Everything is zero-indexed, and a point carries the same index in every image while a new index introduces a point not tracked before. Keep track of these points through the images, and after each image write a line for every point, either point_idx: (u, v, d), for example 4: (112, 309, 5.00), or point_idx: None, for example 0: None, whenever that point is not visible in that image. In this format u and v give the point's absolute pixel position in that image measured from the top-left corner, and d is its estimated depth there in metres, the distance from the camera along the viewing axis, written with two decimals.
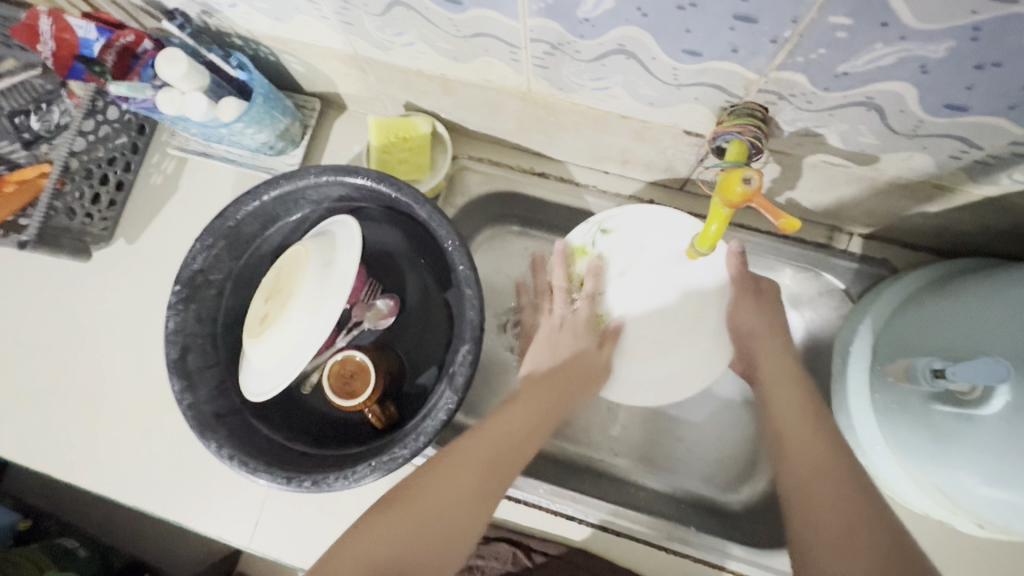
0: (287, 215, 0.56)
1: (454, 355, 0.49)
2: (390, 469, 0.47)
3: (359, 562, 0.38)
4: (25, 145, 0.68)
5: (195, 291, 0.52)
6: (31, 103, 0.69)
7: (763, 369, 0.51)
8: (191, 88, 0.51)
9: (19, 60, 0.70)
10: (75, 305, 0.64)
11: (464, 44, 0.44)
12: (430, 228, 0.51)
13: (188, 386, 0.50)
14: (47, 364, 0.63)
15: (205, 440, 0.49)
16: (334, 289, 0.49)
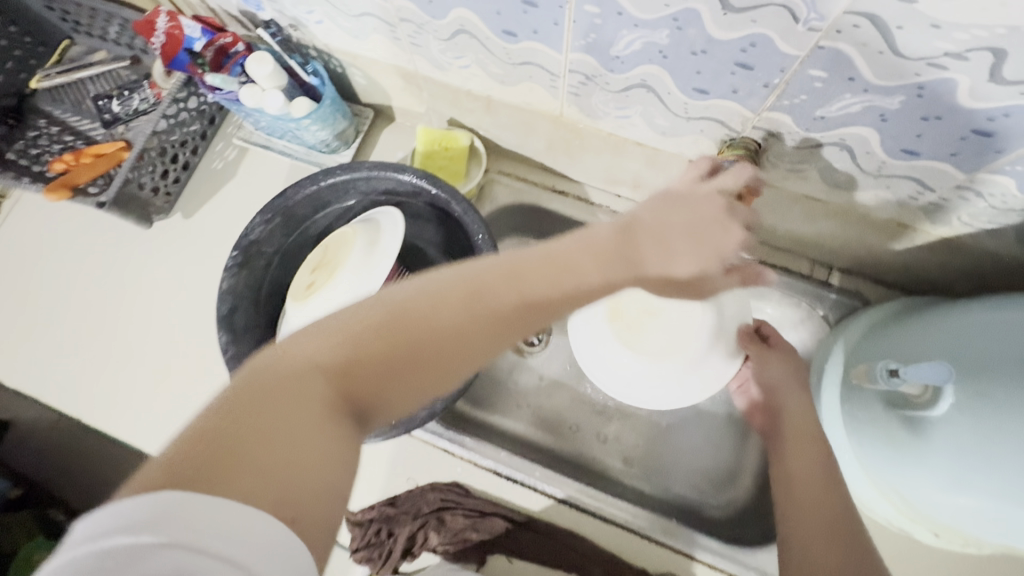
0: (338, 202, 0.63)
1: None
2: (409, 428, 0.52)
3: (436, 326, 0.34)
4: (104, 124, 0.77)
5: (251, 259, 0.59)
6: (115, 89, 0.78)
7: (790, 424, 0.55)
8: (271, 87, 0.60)
9: (111, 53, 0.80)
10: (128, 267, 0.70)
11: (513, 69, 0.53)
12: (464, 223, 0.59)
13: (234, 341, 0.56)
14: (94, 316, 0.69)
15: None
16: (378, 266, 0.55)
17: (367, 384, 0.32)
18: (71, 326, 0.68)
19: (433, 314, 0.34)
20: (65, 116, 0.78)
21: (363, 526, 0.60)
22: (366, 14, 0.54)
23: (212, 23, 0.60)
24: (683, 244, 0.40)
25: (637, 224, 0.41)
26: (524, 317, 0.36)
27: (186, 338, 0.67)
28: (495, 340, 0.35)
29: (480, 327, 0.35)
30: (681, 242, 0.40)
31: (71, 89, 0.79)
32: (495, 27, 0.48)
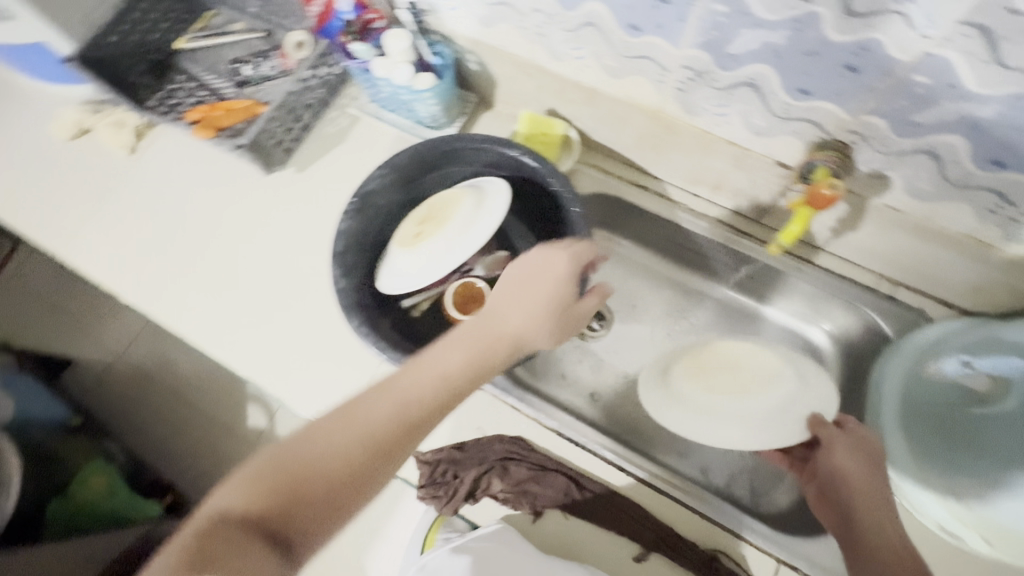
0: (443, 169, 0.70)
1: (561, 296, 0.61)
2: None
3: (334, 444, 0.39)
4: (236, 84, 0.86)
5: (365, 206, 0.66)
6: (248, 55, 0.88)
7: (859, 508, 0.51)
8: (403, 61, 0.68)
9: (247, 25, 0.90)
10: (243, 210, 0.78)
11: (626, 62, 0.59)
12: (559, 198, 0.64)
13: (344, 274, 0.62)
14: (210, 250, 0.77)
15: (348, 316, 0.60)
16: (482, 220, 0.61)
17: (314, 480, 0.38)
18: (190, 255, 0.77)
19: (328, 441, 0.39)
20: (202, 75, 0.88)
21: (432, 464, 0.64)
22: (501, 4, 0.61)
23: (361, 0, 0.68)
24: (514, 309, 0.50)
25: (502, 313, 0.50)
26: (424, 396, 0.43)
27: (288, 277, 0.74)
28: (399, 438, 0.41)
29: (377, 444, 0.40)
30: (505, 310, 0.51)
31: (210, 52, 0.89)
32: (622, 21, 0.54)
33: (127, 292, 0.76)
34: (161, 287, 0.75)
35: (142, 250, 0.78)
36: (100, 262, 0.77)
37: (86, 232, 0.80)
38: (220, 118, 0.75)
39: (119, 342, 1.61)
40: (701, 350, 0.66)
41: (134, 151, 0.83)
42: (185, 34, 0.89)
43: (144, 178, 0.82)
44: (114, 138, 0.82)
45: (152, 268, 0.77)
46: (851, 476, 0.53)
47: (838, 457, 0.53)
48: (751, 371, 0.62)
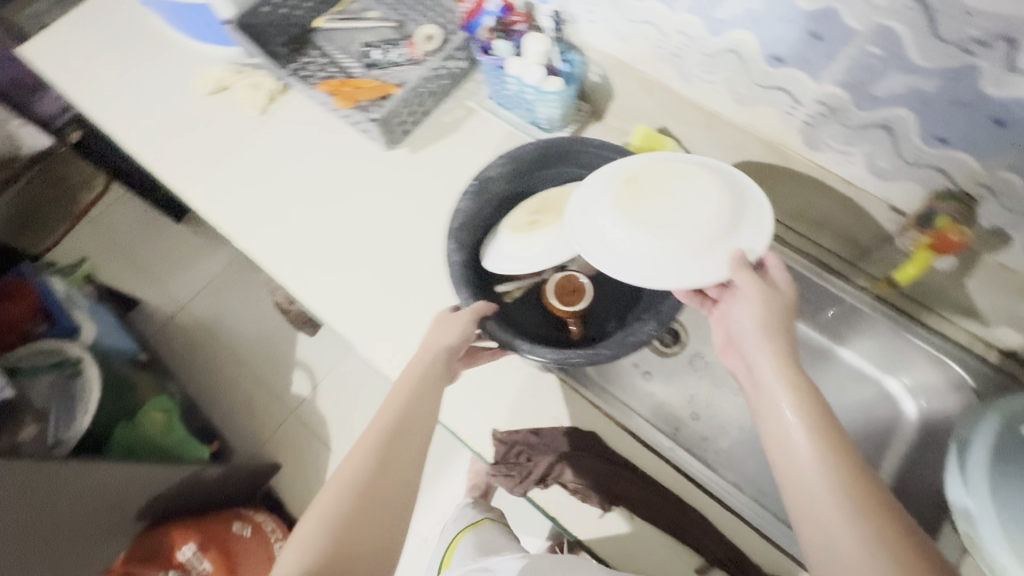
0: (554, 168, 0.74)
1: (660, 301, 0.64)
2: (593, 360, 0.60)
3: (342, 493, 0.51)
4: (365, 66, 0.92)
5: (481, 192, 0.70)
6: (379, 41, 0.94)
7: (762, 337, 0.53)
8: (536, 63, 0.72)
9: (381, 14, 0.97)
10: (358, 181, 0.84)
11: (758, 92, 0.62)
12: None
13: (456, 250, 0.67)
14: (323, 214, 0.82)
15: (460, 289, 0.65)
16: None
17: (361, 508, 0.51)
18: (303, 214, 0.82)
19: (328, 519, 0.50)
20: (334, 53, 0.94)
21: (507, 445, 0.66)
22: (644, 23, 0.65)
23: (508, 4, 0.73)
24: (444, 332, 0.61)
25: (427, 346, 0.61)
26: (413, 443, 0.56)
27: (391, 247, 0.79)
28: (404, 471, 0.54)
29: (376, 476, 0.52)
30: (430, 337, 0.61)
31: (345, 33, 0.96)
32: (766, 52, 0.57)
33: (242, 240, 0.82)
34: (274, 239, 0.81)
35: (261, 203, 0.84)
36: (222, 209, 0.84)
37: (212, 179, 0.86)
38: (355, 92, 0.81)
39: (184, 293, 1.70)
40: (638, 171, 0.62)
41: (264, 112, 0.90)
42: (325, 14, 0.96)
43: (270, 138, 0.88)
44: (250, 99, 0.89)
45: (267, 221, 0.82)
46: (766, 322, 0.53)
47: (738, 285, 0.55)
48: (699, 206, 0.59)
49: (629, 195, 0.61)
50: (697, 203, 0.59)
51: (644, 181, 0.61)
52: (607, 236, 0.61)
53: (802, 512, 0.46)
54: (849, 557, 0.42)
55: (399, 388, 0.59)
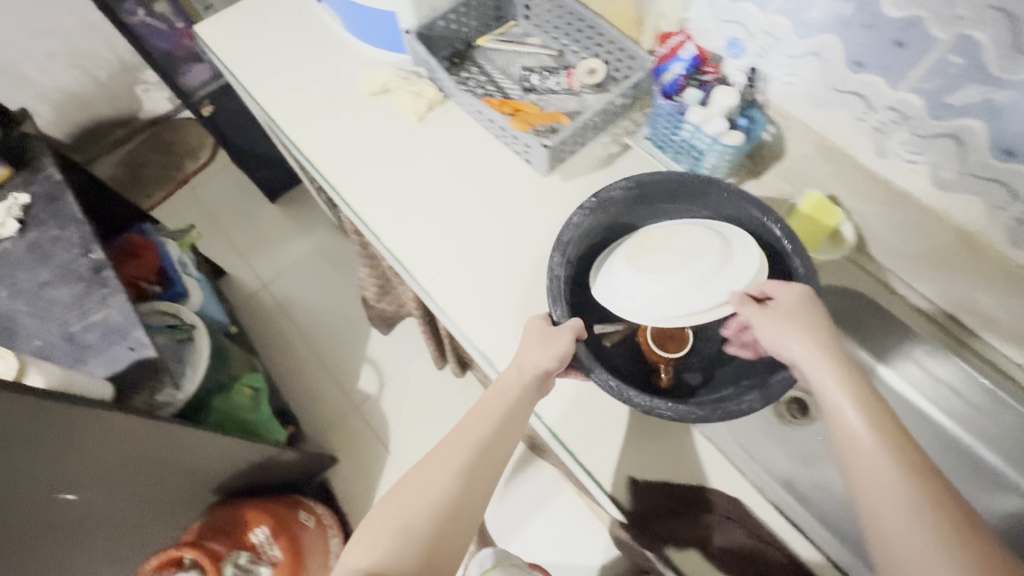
0: (673, 204, 0.74)
1: (770, 375, 0.63)
2: (682, 416, 0.61)
3: (412, 511, 0.57)
4: (523, 89, 0.94)
5: (601, 209, 0.71)
6: (538, 66, 0.96)
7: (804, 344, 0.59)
8: (719, 116, 0.72)
9: (542, 41, 0.99)
10: (509, 201, 0.85)
11: (969, 179, 0.61)
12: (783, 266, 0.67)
13: (560, 263, 0.69)
14: (472, 229, 0.84)
15: (557, 305, 0.67)
16: (702, 261, 0.66)
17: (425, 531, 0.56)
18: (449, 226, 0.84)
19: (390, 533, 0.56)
20: (493, 72, 0.96)
21: (650, 494, 0.66)
22: (851, 94, 0.65)
23: (700, 56, 0.74)
24: (538, 355, 0.63)
25: (519, 369, 0.64)
26: (492, 457, 0.62)
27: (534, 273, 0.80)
28: (479, 482, 0.60)
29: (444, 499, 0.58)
30: (526, 363, 0.64)
31: (504, 55, 0.98)
32: (996, 142, 0.56)
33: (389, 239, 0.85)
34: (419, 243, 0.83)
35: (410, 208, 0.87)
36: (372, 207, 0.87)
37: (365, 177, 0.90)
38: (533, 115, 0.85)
39: (268, 271, 1.74)
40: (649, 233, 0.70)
41: (421, 119, 0.92)
42: (488, 34, 0.99)
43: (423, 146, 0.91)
44: (412, 105, 0.92)
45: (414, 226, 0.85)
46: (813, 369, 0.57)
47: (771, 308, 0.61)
48: (692, 249, 0.67)
49: (635, 248, 0.69)
50: (690, 250, 0.67)
51: (649, 242, 0.69)
52: (625, 291, 0.67)
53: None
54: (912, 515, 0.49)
55: (487, 402, 0.64)
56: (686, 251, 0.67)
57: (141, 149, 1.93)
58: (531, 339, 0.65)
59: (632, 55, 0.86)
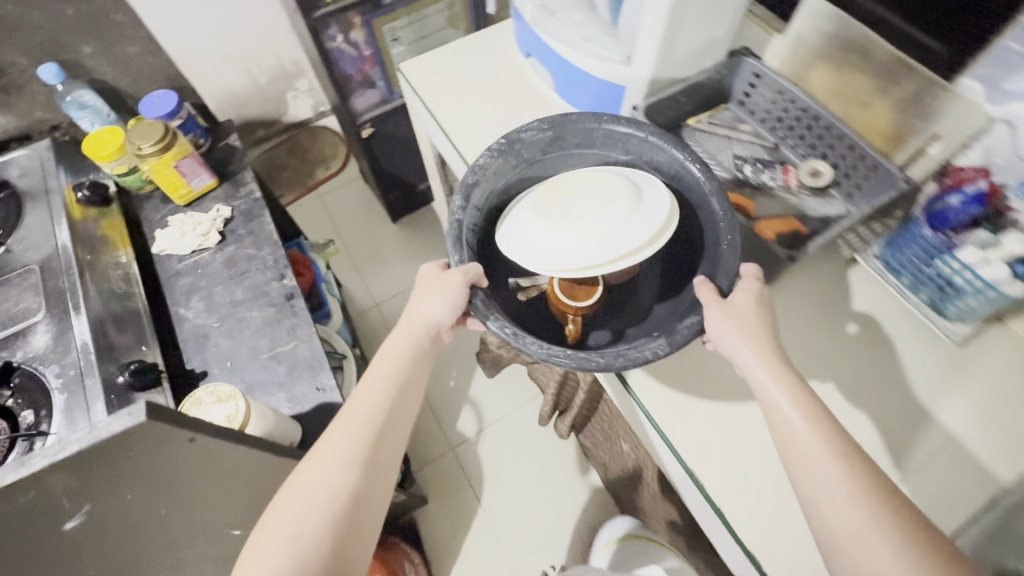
0: (586, 146, 0.83)
1: (676, 327, 0.65)
2: (582, 365, 0.62)
3: (343, 462, 0.63)
4: (735, 179, 0.89)
5: (511, 149, 0.80)
6: (749, 157, 0.92)
7: (765, 361, 0.61)
8: (1000, 261, 0.64)
9: (754, 130, 0.94)
10: None
11: None
12: (716, 219, 0.70)
13: (463, 210, 0.77)
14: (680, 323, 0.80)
15: (456, 250, 0.74)
16: (586, 188, 0.75)
17: (360, 480, 0.63)
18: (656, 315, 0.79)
19: (327, 475, 0.62)
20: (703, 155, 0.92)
21: None
22: None
23: (994, 191, 0.66)
24: (432, 305, 0.70)
25: (412, 314, 0.73)
26: (401, 413, 0.69)
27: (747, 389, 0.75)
28: (393, 433, 0.67)
29: (368, 441, 0.65)
30: (426, 311, 0.71)
31: (715, 138, 0.94)
32: None
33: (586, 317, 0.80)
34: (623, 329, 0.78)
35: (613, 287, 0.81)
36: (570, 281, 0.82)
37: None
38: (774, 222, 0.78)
39: (382, 291, 1.75)
40: (562, 179, 0.77)
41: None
42: (697, 115, 0.95)
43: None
44: None
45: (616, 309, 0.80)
46: (735, 325, 0.62)
47: (722, 312, 0.63)
48: (596, 195, 0.73)
49: (547, 196, 0.76)
50: (595, 191, 0.74)
51: (561, 187, 0.76)
52: (549, 248, 0.73)
53: (823, 521, 0.53)
54: (853, 521, 0.52)
55: (391, 356, 0.71)
56: (572, 185, 0.76)
57: (277, 152, 1.99)
58: (422, 290, 0.73)
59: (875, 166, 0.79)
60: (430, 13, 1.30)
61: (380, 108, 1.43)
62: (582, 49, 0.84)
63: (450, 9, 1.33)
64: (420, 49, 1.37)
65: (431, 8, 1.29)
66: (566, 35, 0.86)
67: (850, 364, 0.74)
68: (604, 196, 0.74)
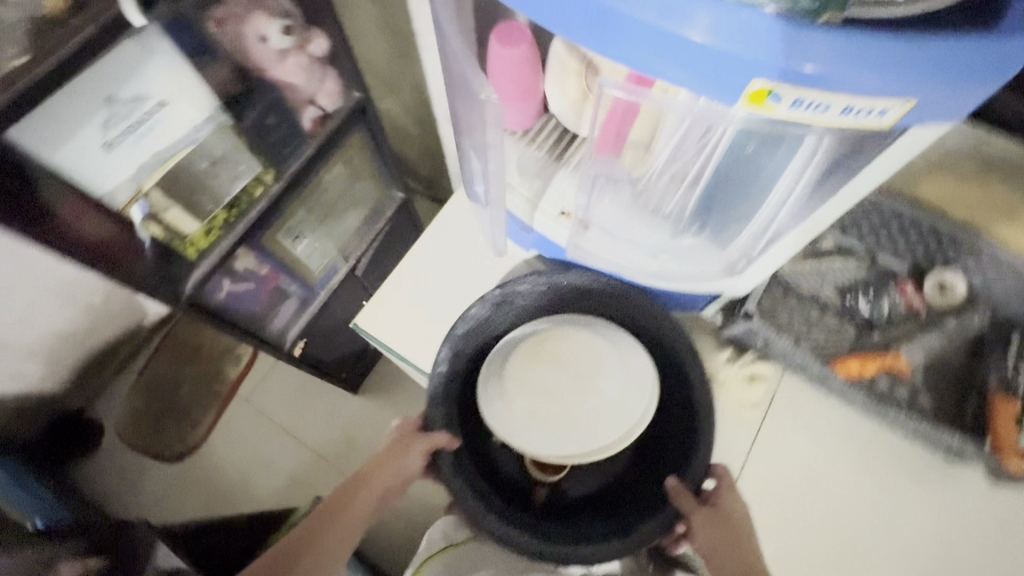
0: (585, 304, 0.65)
1: (638, 519, 0.60)
2: (519, 548, 0.58)
3: None
4: (858, 326, 0.71)
5: (507, 304, 0.64)
6: (855, 284, 0.72)
7: (723, 533, 0.59)
8: None
9: (840, 241, 0.73)
10: (871, 477, 0.70)
11: None
12: (691, 397, 0.60)
13: (447, 358, 0.63)
14: (821, 515, 0.70)
15: (432, 406, 0.63)
16: (575, 352, 0.59)
17: None
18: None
19: None
20: (812, 307, 0.71)
21: None
22: None
23: None
24: (386, 466, 0.65)
25: (366, 465, 0.68)
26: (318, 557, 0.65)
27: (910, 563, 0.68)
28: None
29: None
30: (380, 463, 0.66)
31: (808, 272, 0.73)
32: None
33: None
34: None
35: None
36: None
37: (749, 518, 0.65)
38: (1005, 431, 0.63)
39: None
40: (555, 330, 0.60)
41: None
42: None
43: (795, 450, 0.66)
44: (741, 390, 0.68)
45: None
46: (712, 543, 0.59)
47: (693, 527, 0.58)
48: (583, 359, 0.58)
49: (539, 349, 0.59)
50: (587, 359, 0.59)
51: (554, 339, 0.59)
52: (520, 417, 0.58)
53: None
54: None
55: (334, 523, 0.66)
56: (553, 338, 0.59)
57: (157, 362, 1.48)
58: (380, 460, 0.66)
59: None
60: (328, 184, 0.93)
61: (303, 316, 1.06)
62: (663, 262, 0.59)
63: (350, 165, 0.96)
64: (329, 225, 1.00)
65: (327, 178, 0.92)
66: (646, 268, 0.60)
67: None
68: (594, 361, 0.59)
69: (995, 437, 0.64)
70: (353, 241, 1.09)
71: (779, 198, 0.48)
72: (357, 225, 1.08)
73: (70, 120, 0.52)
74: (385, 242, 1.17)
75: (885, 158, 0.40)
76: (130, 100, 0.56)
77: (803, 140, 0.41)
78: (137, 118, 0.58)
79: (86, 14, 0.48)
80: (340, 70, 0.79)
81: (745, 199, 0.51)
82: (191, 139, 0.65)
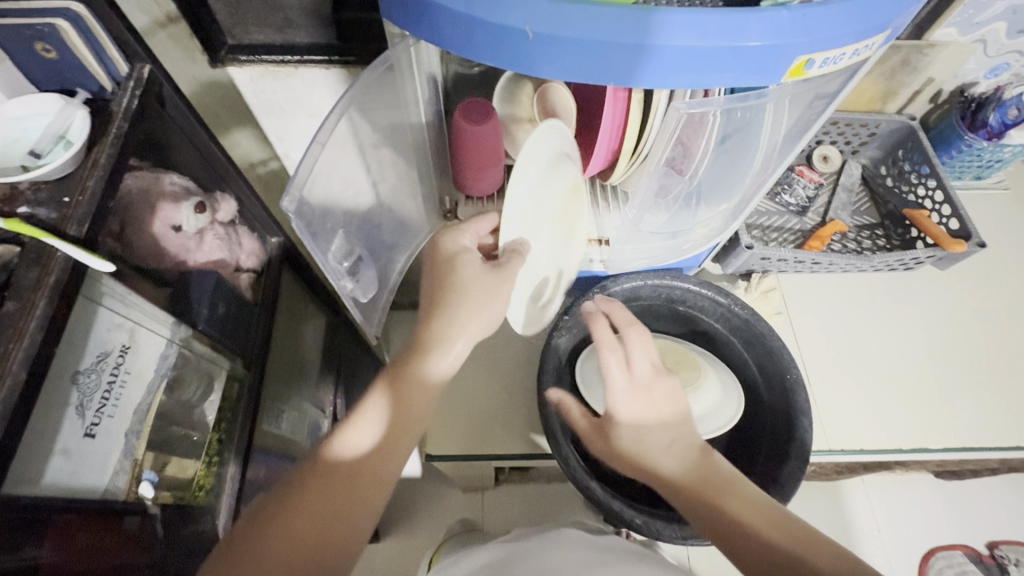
0: (635, 300, 0.71)
1: (777, 467, 0.61)
2: (693, 537, 0.55)
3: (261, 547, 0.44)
4: (798, 213, 0.86)
5: (576, 327, 0.67)
6: (775, 187, 0.87)
7: (698, 459, 0.52)
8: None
9: None
10: (882, 307, 0.80)
11: None
12: (753, 327, 0.68)
13: (550, 394, 0.62)
14: (874, 356, 0.77)
15: (558, 446, 0.59)
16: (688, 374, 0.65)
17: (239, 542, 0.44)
18: (950, 367, 0.77)
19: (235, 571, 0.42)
20: (757, 218, 0.85)
21: None
22: None
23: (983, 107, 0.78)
24: (462, 305, 0.51)
25: (432, 319, 0.52)
26: (347, 477, 0.48)
27: (953, 352, 0.78)
28: (334, 506, 0.47)
29: (316, 520, 0.46)
30: (448, 297, 0.52)
31: None
32: None
33: (933, 441, 0.72)
34: (948, 409, 0.74)
35: (906, 392, 0.75)
36: (895, 433, 0.72)
37: (836, 394, 0.74)
38: (929, 226, 0.77)
39: None
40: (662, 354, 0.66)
41: (785, 311, 0.80)
42: None
43: (823, 327, 0.79)
44: (765, 306, 0.79)
45: (926, 403, 0.74)
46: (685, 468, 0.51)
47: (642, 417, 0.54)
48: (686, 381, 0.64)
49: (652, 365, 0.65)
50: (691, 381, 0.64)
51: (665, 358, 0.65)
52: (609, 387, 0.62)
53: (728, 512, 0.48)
54: (745, 518, 0.47)
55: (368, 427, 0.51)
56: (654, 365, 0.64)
57: None
58: (443, 289, 0.53)
59: (878, 125, 0.83)
60: (282, 344, 0.83)
61: None
62: (685, 236, 0.66)
63: (291, 313, 0.86)
64: (297, 386, 0.88)
65: (281, 339, 0.82)
66: (682, 249, 0.68)
67: (1004, 253, 0.85)
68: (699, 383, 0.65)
69: (931, 234, 0.77)
70: (321, 389, 0.97)
71: (762, 153, 0.56)
72: (320, 368, 0.96)
73: (44, 428, 0.43)
74: (348, 370, 1.07)
75: (857, 71, 0.46)
76: (95, 364, 0.48)
77: (771, 106, 0.49)
78: (106, 385, 0.49)
79: (19, 289, 0.37)
80: (255, 222, 0.71)
81: (739, 163, 0.57)
82: (163, 371, 0.56)
